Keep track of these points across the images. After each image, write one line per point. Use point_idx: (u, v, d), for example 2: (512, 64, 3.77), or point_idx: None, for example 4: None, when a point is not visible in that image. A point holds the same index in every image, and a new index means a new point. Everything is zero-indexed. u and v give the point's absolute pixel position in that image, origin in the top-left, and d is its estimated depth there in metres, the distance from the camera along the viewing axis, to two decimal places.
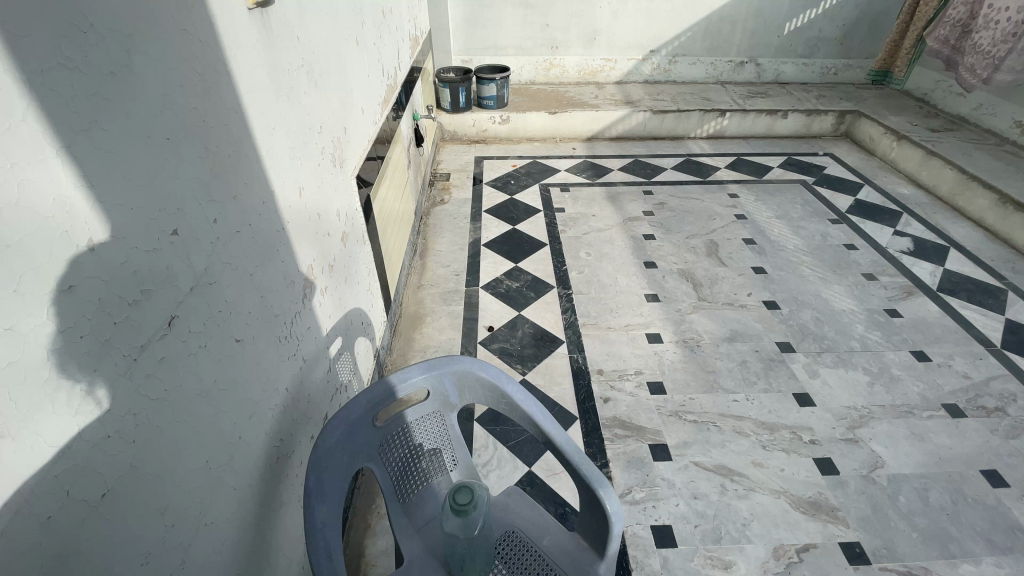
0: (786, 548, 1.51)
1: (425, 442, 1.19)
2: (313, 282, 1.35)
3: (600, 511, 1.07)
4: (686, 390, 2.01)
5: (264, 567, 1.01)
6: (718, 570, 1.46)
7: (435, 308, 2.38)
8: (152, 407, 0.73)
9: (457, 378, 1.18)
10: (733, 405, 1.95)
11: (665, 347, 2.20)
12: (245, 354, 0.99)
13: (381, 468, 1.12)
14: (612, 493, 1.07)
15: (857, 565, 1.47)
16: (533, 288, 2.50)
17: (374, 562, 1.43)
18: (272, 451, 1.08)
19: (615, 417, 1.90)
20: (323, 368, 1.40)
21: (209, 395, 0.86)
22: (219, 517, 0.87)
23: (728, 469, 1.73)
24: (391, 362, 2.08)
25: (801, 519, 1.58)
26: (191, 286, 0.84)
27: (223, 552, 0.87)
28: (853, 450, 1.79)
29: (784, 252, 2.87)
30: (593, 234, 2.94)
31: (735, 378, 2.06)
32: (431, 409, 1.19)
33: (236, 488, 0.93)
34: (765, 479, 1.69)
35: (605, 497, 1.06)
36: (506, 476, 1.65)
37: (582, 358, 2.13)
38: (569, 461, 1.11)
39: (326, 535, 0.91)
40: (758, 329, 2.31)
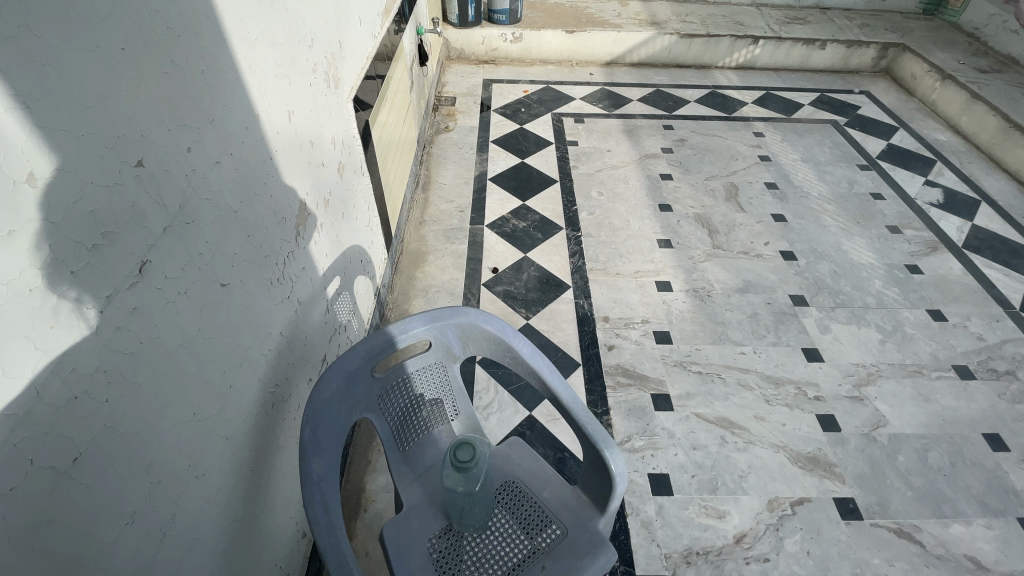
0: (781, 500, 1.53)
1: (427, 392, 1.14)
2: (307, 218, 1.25)
3: (604, 469, 1.04)
4: (692, 340, 1.96)
5: (262, 511, 1.00)
6: (712, 518, 1.48)
7: (438, 246, 2.28)
8: (126, 362, 0.66)
9: (461, 331, 1.11)
10: (739, 357, 1.91)
11: (674, 296, 2.12)
12: (233, 299, 0.92)
13: (381, 417, 1.09)
14: (618, 453, 1.02)
15: (849, 520, 1.49)
16: (540, 229, 2.38)
17: (374, 498, 1.46)
18: (267, 396, 1.03)
19: (619, 365, 1.86)
20: (321, 309, 1.33)
21: (192, 345, 0.79)
22: (211, 468, 0.84)
23: (729, 422, 1.72)
24: (392, 301, 2.02)
25: (798, 474, 1.59)
26: (164, 226, 0.74)
27: (217, 503, 0.85)
28: (857, 408, 1.78)
29: (806, 199, 2.71)
30: (606, 171, 2.76)
31: (743, 331, 2.01)
32: (433, 360, 1.13)
33: (228, 438, 0.89)
34: (766, 434, 1.69)
35: (610, 457, 1.01)
36: (506, 419, 1.64)
37: (588, 304, 2.06)
38: (573, 419, 1.06)
39: (323, 488, 0.88)
40: (772, 280, 2.23)
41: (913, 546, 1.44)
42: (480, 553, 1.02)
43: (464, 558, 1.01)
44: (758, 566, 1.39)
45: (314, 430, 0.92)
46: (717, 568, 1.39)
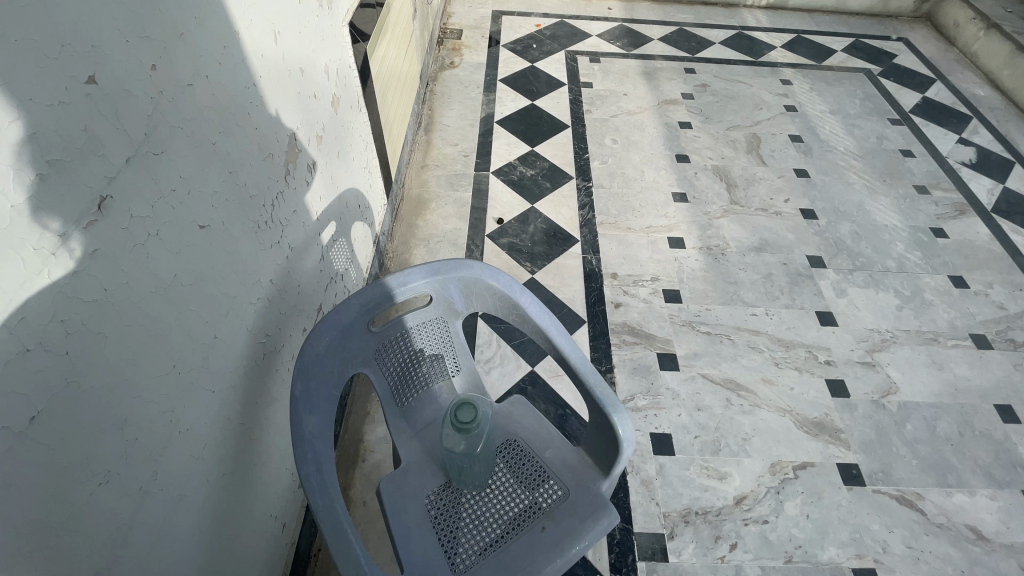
0: (783, 464, 1.50)
1: (426, 347, 1.07)
2: (298, 156, 1.14)
3: (610, 434, 0.97)
4: (702, 300, 1.89)
5: (255, 463, 0.97)
6: (713, 480, 1.46)
7: (440, 193, 2.17)
8: (89, 311, 0.59)
9: (463, 285, 1.03)
10: (751, 319, 1.85)
11: (686, 253, 2.03)
12: (215, 243, 0.84)
13: (377, 372, 1.03)
14: (626, 418, 0.95)
15: (851, 486, 1.48)
16: (549, 178, 2.26)
17: (373, 448, 1.44)
18: (257, 347, 0.98)
19: (625, 323, 1.80)
20: (315, 256, 1.25)
21: (167, 293, 0.72)
22: (196, 422, 0.79)
23: (736, 384, 1.67)
24: (392, 249, 1.94)
25: (803, 438, 1.56)
26: (127, 156, 0.64)
27: (205, 458, 0.81)
28: (868, 374, 1.73)
29: (832, 153, 2.56)
30: (621, 117, 2.59)
31: (756, 292, 1.93)
32: (433, 314, 1.06)
33: (214, 391, 0.84)
34: (773, 397, 1.65)
35: (617, 422, 0.94)
36: (508, 374, 1.59)
37: (596, 260, 1.97)
38: (579, 381, 0.98)
39: (315, 445, 0.83)
40: (790, 240, 2.14)
41: (913, 514, 1.44)
42: (478, 511, 0.99)
43: (462, 516, 0.99)
44: (756, 528, 1.38)
45: (304, 386, 0.87)
46: (716, 528, 1.38)
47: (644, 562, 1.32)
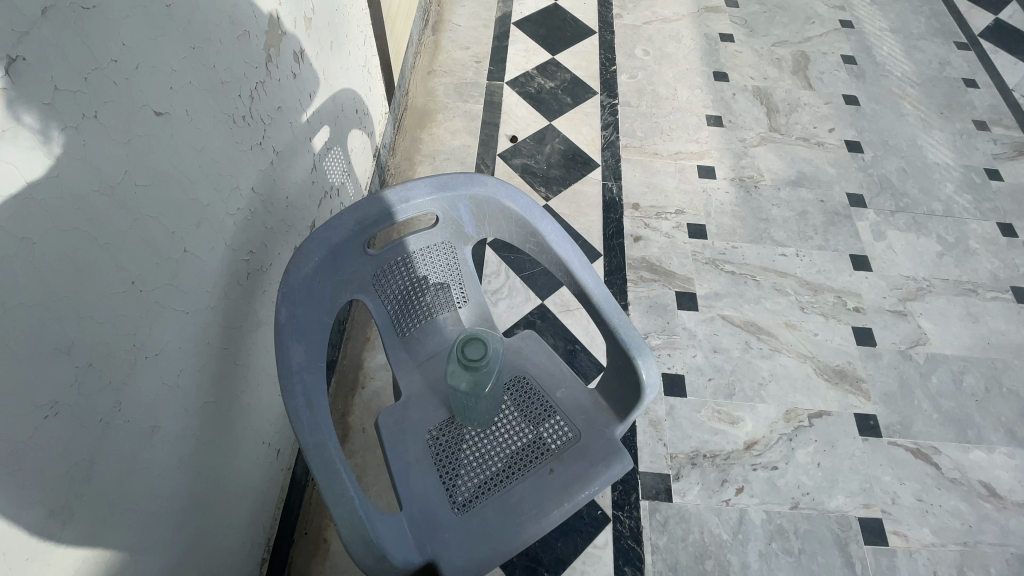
0: (799, 412, 1.44)
1: (431, 274, 0.94)
2: (281, 42, 0.96)
3: (631, 378, 0.87)
4: (729, 236, 1.75)
5: (243, 390, 0.89)
6: (724, 424, 1.40)
7: (448, 104, 1.95)
8: (7, 209, 0.47)
9: (474, 204, 0.89)
10: (779, 259, 1.73)
11: (716, 185, 1.86)
12: (176, 136, 0.69)
13: (375, 299, 0.91)
14: (652, 361, 0.84)
15: (866, 437, 1.42)
16: (570, 92, 2.02)
17: (372, 375, 1.37)
18: (239, 264, 0.86)
19: (644, 259, 1.67)
20: (306, 165, 1.10)
21: (115, 193, 0.59)
22: (168, 347, 0.69)
23: (757, 327, 1.57)
24: (394, 165, 1.76)
25: (822, 386, 1.49)
26: (44, 5, 0.49)
27: (182, 386, 0.72)
28: (898, 323, 1.63)
29: (887, 79, 2.29)
30: (654, 25, 2.29)
31: (787, 231, 1.80)
32: (439, 237, 0.93)
33: (189, 312, 0.73)
34: (795, 342, 1.56)
35: (641, 367, 0.84)
36: (516, 307, 1.49)
37: (617, 188, 1.80)
38: (600, 318, 0.87)
39: (304, 379, 0.74)
40: (830, 176, 1.95)
41: (927, 467, 1.40)
42: (482, 451, 0.92)
43: (465, 455, 0.92)
44: (765, 473, 1.34)
45: (291, 311, 0.76)
46: (723, 471, 1.33)
47: (647, 500, 1.29)
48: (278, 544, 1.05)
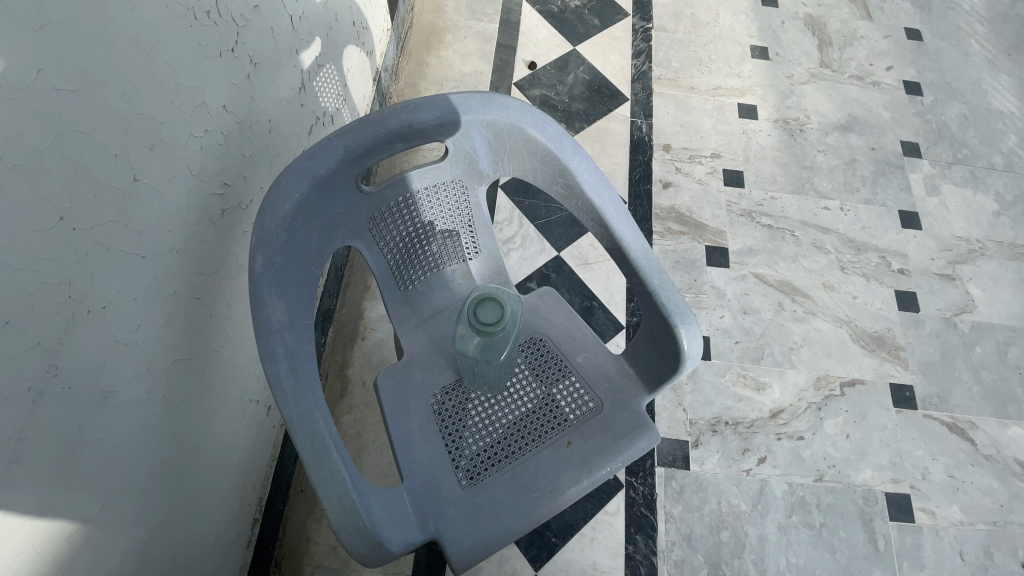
0: (830, 379, 1.34)
1: (437, 218, 0.80)
2: None
3: (666, 347, 0.73)
4: (767, 186, 1.58)
5: (221, 344, 0.78)
6: (749, 390, 1.30)
7: (459, 22, 1.71)
8: None
9: (492, 133, 0.74)
10: (821, 213, 1.57)
11: (756, 126, 1.67)
12: (112, 27, 0.54)
13: (372, 245, 0.77)
14: (695, 329, 0.70)
15: (900, 408, 1.33)
16: (598, 13, 1.78)
17: (373, 327, 1.26)
18: (210, 200, 0.73)
19: (673, 207, 1.51)
20: (292, 82, 0.93)
21: (22, 97, 0.45)
22: (118, 298, 0.57)
23: (792, 287, 1.44)
24: (398, 92, 1.57)
25: (857, 353, 1.38)
26: None
27: (141, 343, 0.61)
28: (944, 288, 1.50)
29: (956, 9, 2.01)
30: None
31: (832, 182, 1.62)
32: (448, 174, 0.78)
33: (145, 256, 0.61)
34: (832, 305, 1.43)
35: (682, 334, 0.70)
36: (529, 258, 1.35)
37: (646, 126, 1.61)
38: (636, 275, 0.72)
39: (286, 339, 0.62)
40: (883, 120, 1.74)
41: (961, 443, 1.31)
42: (491, 420, 0.81)
43: (471, 424, 0.81)
44: (790, 443, 1.25)
45: (269, 257, 0.63)
46: (745, 440, 1.24)
47: (663, 467, 1.21)
48: (272, 503, 0.99)
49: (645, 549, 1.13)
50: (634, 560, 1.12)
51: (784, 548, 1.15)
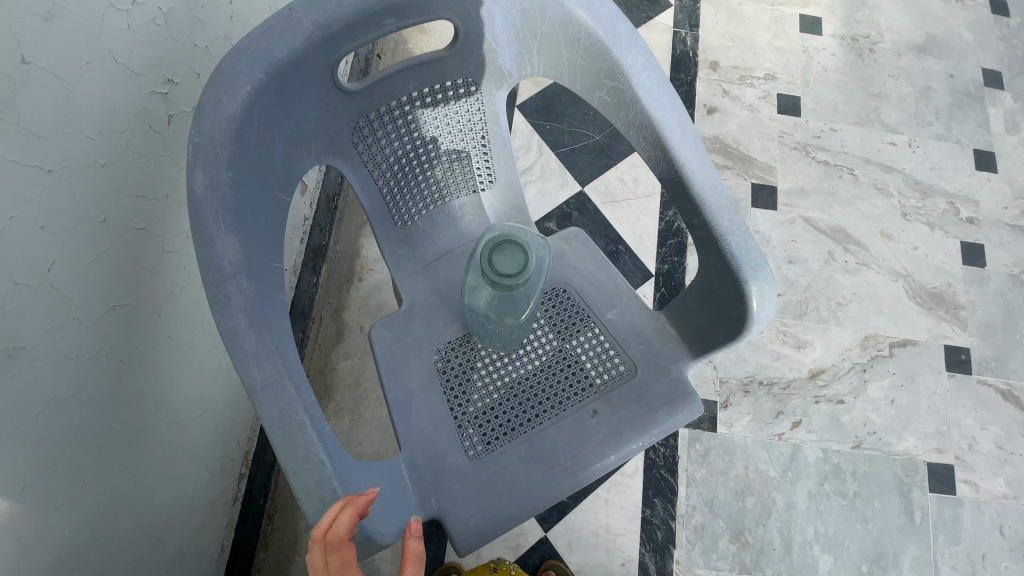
0: (879, 339, 1.20)
1: (441, 134, 0.63)
2: None
3: (727, 303, 0.58)
4: (826, 115, 1.37)
5: (180, 286, 0.64)
6: (789, 348, 1.17)
7: None
8: None
9: (521, 14, 0.56)
10: (885, 150, 1.36)
11: (819, 44, 1.42)
12: None
13: (358, 167, 0.61)
14: (770, 285, 0.55)
15: (953, 373, 1.20)
16: None
17: (370, 267, 1.12)
18: (148, 100, 0.57)
19: (716, 138, 1.30)
20: None
21: None
22: (17, 225, 0.43)
23: (846, 235, 1.27)
24: None
25: (912, 312, 1.23)
26: None
27: (59, 283, 0.48)
28: (1017, 241, 1.31)
29: None
30: None
31: (902, 112, 1.40)
32: (455, 74, 0.60)
33: (52, 171, 0.46)
34: (888, 256, 1.27)
35: (753, 287, 0.55)
36: (549, 193, 1.17)
37: (691, 39, 1.37)
38: (700, 214, 0.56)
39: (245, 287, 0.47)
40: (968, 41, 1.48)
41: (1015, 413, 1.19)
42: (504, 382, 0.69)
43: (480, 387, 0.68)
44: (828, 407, 1.14)
45: (218, 174, 0.46)
46: (780, 402, 1.13)
47: (687, 429, 1.11)
48: (260, 457, 0.90)
49: (663, 513, 1.05)
50: (651, 525, 1.04)
51: (812, 516, 1.07)
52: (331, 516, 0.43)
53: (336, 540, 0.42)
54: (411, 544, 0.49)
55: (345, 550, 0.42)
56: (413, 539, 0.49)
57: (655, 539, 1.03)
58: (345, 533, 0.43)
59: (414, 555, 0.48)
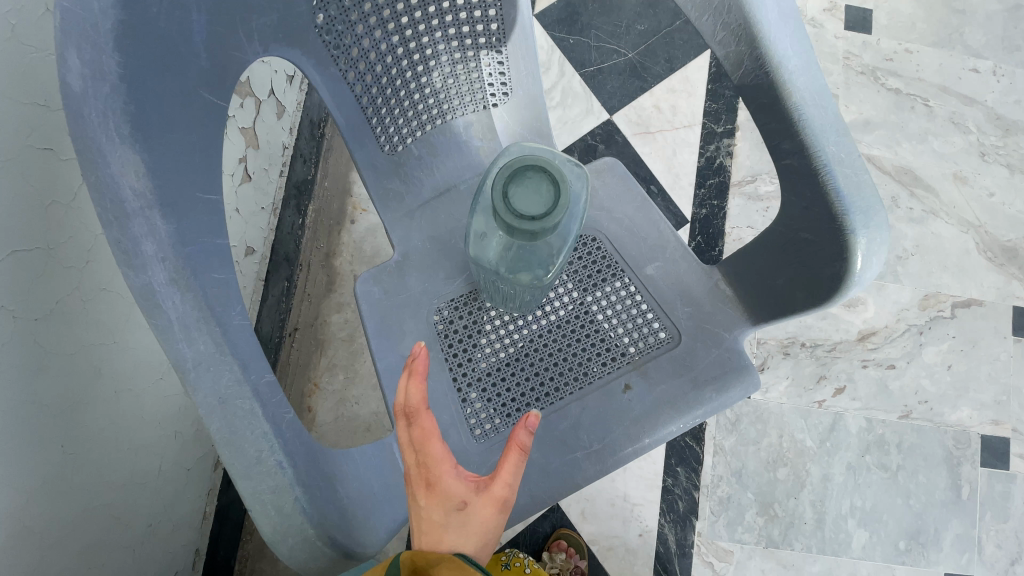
0: (940, 298, 1.06)
1: (432, 26, 0.51)
2: None
3: (819, 255, 0.46)
4: (901, 32, 1.15)
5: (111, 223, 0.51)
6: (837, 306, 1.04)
7: None
8: None
9: None
10: (968, 77, 1.15)
11: None
12: None
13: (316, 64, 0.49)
14: (881, 237, 0.43)
15: (1020, 338, 1.06)
16: None
17: (365, 208, 0.99)
18: None
19: None
20: None
21: None
22: None
23: (912, 177, 1.10)
24: None
25: (980, 268, 1.08)
26: None
27: None
28: None
29: None
30: None
31: (989, 32, 1.17)
32: None
33: None
34: (959, 203, 1.10)
35: (859, 233, 0.43)
36: (572, 122, 1.00)
37: None
38: (795, 137, 0.44)
39: (161, 226, 0.34)
40: None
41: None
42: (518, 348, 0.57)
43: (490, 353, 0.56)
44: (876, 372, 1.02)
45: (103, 56, 0.31)
46: (823, 366, 1.01)
47: None
48: None
49: (686, 483, 0.96)
50: (672, 495, 0.95)
51: (849, 490, 0.98)
52: (399, 386, 0.39)
53: (410, 410, 0.39)
54: (517, 434, 0.38)
55: (422, 424, 0.39)
56: (524, 429, 0.38)
57: (677, 510, 0.95)
58: (419, 402, 0.39)
59: (515, 445, 0.38)
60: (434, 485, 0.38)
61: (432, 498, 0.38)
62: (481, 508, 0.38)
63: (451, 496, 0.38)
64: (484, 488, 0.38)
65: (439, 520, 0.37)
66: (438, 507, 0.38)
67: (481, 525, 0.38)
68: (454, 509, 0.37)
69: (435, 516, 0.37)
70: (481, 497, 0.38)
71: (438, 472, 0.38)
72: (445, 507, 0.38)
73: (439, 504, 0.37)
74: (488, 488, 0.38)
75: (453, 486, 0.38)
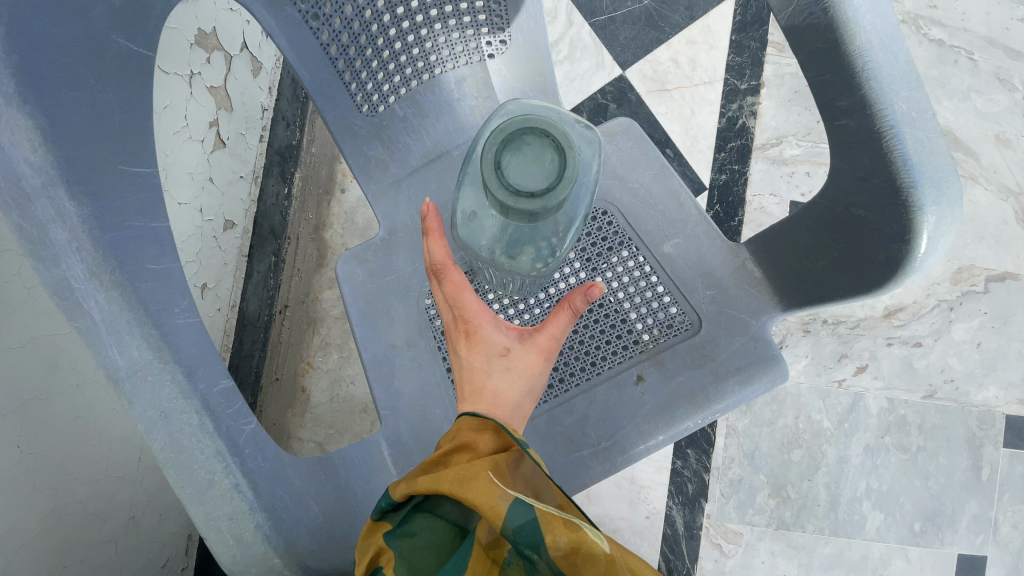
0: (973, 271, 0.98)
1: None
2: None
3: (878, 231, 0.40)
4: None
5: None
6: None
7: None
8: None
9: None
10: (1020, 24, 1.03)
11: None
12: None
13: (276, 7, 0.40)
14: (952, 215, 0.37)
15: None
16: None
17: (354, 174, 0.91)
18: None
19: None
20: None
21: None
22: None
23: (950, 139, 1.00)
24: None
25: (1018, 239, 0.99)
26: None
27: None
28: None
29: None
30: None
31: None
32: None
33: None
34: (1000, 167, 1.01)
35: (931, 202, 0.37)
36: (580, 79, 0.91)
37: None
38: (857, 92, 0.38)
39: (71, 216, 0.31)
40: None
41: None
42: None
43: None
44: (901, 351, 0.96)
45: None
46: (845, 344, 0.95)
47: None
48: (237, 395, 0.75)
49: (697, 465, 0.93)
50: (681, 477, 0.92)
51: (866, 471, 0.94)
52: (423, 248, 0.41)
53: (437, 266, 0.40)
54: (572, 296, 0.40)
55: (450, 276, 0.40)
56: (580, 293, 0.40)
57: (685, 492, 0.92)
58: (445, 258, 0.40)
59: (566, 302, 0.40)
60: (474, 334, 0.40)
61: (473, 347, 0.39)
62: (525, 353, 0.39)
63: (493, 343, 0.39)
64: (528, 338, 0.40)
65: (481, 367, 0.39)
66: (479, 355, 0.39)
67: (523, 369, 0.39)
68: (497, 354, 0.39)
69: (477, 362, 0.39)
70: (524, 344, 0.40)
71: (477, 321, 0.39)
72: (487, 353, 0.39)
73: (481, 350, 0.39)
74: (532, 336, 0.40)
75: (495, 334, 0.39)
